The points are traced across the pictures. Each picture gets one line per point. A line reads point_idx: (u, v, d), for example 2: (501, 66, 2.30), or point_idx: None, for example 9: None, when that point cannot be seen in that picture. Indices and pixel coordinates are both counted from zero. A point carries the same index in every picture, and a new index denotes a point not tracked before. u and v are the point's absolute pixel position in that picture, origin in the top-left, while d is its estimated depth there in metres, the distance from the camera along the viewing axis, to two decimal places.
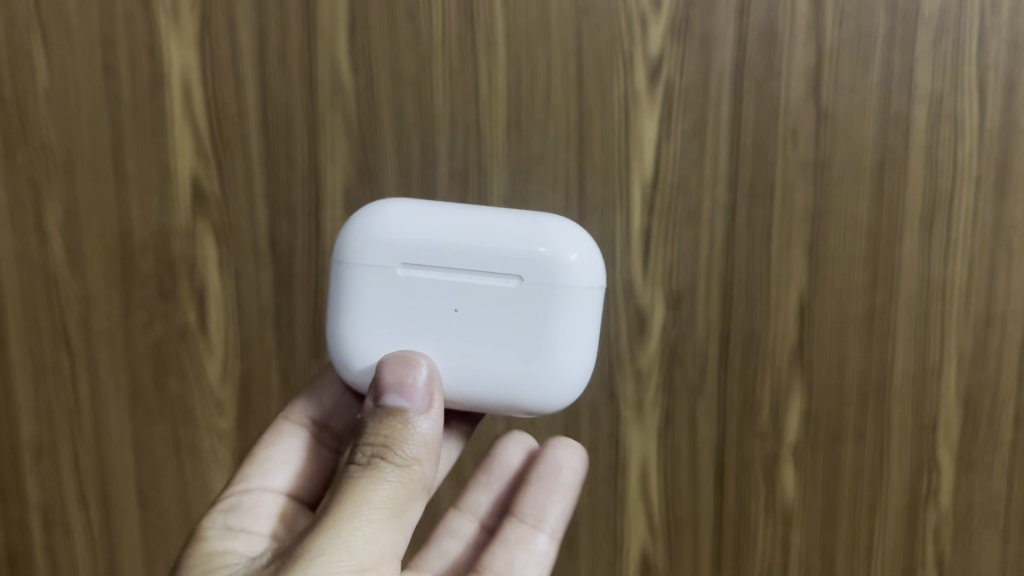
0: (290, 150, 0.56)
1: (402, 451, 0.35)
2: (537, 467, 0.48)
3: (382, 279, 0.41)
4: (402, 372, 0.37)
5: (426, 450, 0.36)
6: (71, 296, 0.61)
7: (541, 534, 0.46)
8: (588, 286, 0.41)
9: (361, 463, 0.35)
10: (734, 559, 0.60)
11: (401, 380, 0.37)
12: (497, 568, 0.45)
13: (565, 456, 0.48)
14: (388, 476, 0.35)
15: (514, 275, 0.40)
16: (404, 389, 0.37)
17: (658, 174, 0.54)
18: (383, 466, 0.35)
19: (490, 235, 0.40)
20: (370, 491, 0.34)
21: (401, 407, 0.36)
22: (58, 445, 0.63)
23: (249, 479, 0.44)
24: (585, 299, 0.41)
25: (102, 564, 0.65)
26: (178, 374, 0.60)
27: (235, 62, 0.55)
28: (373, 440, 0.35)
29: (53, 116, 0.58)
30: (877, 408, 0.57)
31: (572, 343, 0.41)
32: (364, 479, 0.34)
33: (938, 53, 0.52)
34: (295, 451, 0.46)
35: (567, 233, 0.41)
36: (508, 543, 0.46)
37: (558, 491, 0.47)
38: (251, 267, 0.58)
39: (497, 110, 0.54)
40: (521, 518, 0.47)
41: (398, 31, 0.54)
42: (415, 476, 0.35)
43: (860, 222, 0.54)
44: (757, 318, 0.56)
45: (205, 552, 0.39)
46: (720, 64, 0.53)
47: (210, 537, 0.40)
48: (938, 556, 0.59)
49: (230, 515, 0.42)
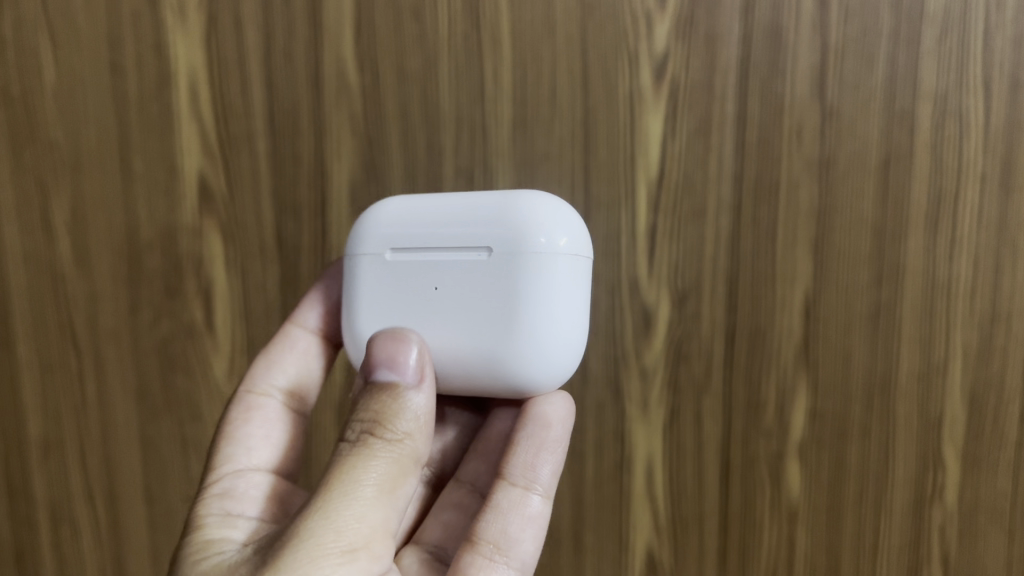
0: (297, 149, 0.56)
1: (392, 427, 0.35)
2: (522, 427, 0.44)
3: (372, 264, 0.42)
4: (392, 348, 0.37)
5: (417, 424, 0.35)
6: (78, 294, 0.61)
7: (533, 496, 0.44)
8: (566, 259, 0.39)
9: (351, 440, 0.34)
10: (739, 558, 0.60)
11: (392, 356, 0.37)
12: (491, 538, 0.43)
13: (553, 410, 0.44)
14: (378, 453, 0.34)
15: (488, 248, 0.40)
16: (395, 363, 0.37)
17: (663, 172, 0.54)
18: (374, 441, 0.34)
19: (467, 213, 0.41)
20: (359, 470, 0.33)
21: (391, 381, 0.36)
22: (64, 444, 0.63)
23: (230, 463, 0.42)
24: (563, 272, 0.39)
25: (109, 562, 0.65)
26: (185, 372, 0.61)
27: (242, 61, 0.55)
28: (363, 417, 0.35)
29: (61, 115, 0.58)
30: (882, 405, 0.57)
31: (554, 318, 0.39)
32: (354, 458, 0.34)
33: (943, 51, 0.52)
34: (271, 424, 0.45)
35: (544, 208, 0.40)
36: (501, 510, 0.44)
37: (547, 449, 0.44)
38: (257, 265, 0.58)
39: (502, 108, 0.54)
40: (512, 481, 0.44)
41: (404, 30, 0.54)
42: (406, 451, 0.35)
43: (865, 220, 0.55)
44: (762, 316, 0.56)
45: (204, 538, 0.37)
46: (725, 64, 0.53)
47: (207, 524, 0.38)
48: (944, 555, 0.59)
49: (224, 498, 0.40)
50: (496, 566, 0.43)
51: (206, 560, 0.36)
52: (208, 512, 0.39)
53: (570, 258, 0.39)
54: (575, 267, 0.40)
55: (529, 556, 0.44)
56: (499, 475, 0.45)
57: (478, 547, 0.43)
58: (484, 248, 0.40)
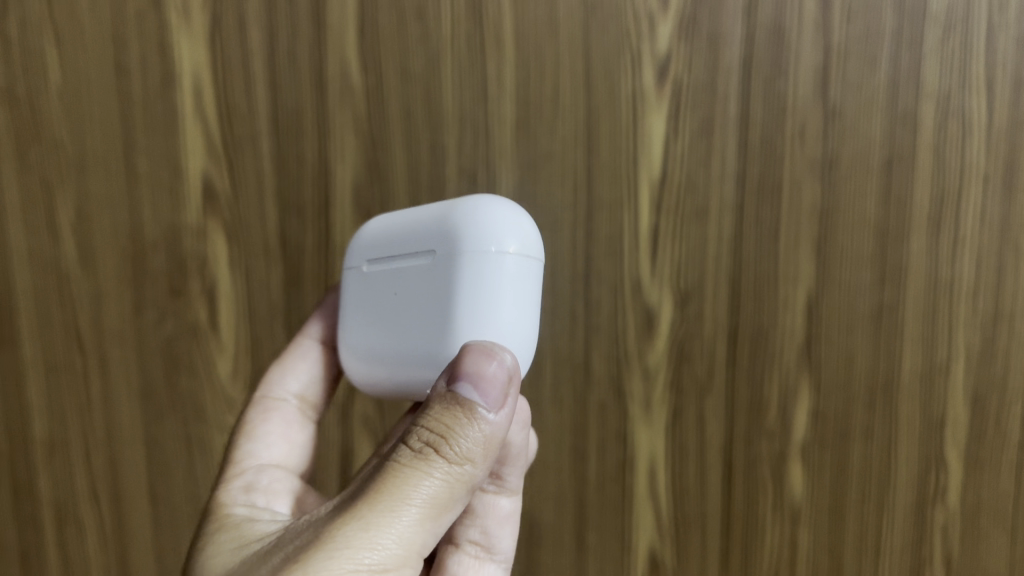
0: (300, 149, 0.56)
1: (456, 446, 0.31)
2: None
3: (357, 277, 0.43)
4: (480, 361, 0.32)
5: (483, 449, 0.31)
6: (83, 294, 0.61)
7: (504, 496, 0.44)
8: (503, 257, 0.35)
9: (412, 448, 0.31)
10: (741, 558, 0.60)
11: (480, 370, 0.31)
12: (474, 539, 0.43)
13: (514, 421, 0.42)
14: (435, 472, 0.30)
15: (430, 250, 0.37)
16: (480, 381, 0.31)
17: (666, 172, 0.54)
18: (432, 458, 0.31)
19: (421, 218, 0.39)
20: (412, 485, 0.30)
21: (471, 399, 0.31)
22: (69, 443, 0.64)
23: (252, 458, 0.43)
24: (498, 270, 0.35)
25: (113, 561, 0.65)
26: (188, 372, 0.61)
27: (246, 61, 0.55)
28: (431, 425, 0.31)
29: (66, 115, 0.58)
30: (884, 406, 0.57)
31: (488, 317, 0.35)
32: (411, 469, 0.30)
33: (946, 52, 0.52)
34: (290, 424, 0.46)
35: (490, 206, 0.36)
36: (478, 513, 0.43)
37: (512, 452, 0.43)
38: (261, 265, 0.58)
39: (505, 109, 0.55)
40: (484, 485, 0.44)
41: (407, 31, 0.54)
42: (463, 476, 0.31)
43: (868, 220, 0.55)
44: (765, 316, 0.56)
45: (231, 525, 0.37)
46: (728, 64, 0.53)
47: (233, 515, 0.38)
48: (946, 555, 0.59)
49: (250, 492, 0.40)
50: (484, 563, 0.44)
51: (231, 551, 0.35)
52: (233, 505, 0.39)
53: (501, 254, 0.35)
54: (518, 267, 0.35)
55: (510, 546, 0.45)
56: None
57: (462, 547, 0.43)
58: (428, 250, 0.38)
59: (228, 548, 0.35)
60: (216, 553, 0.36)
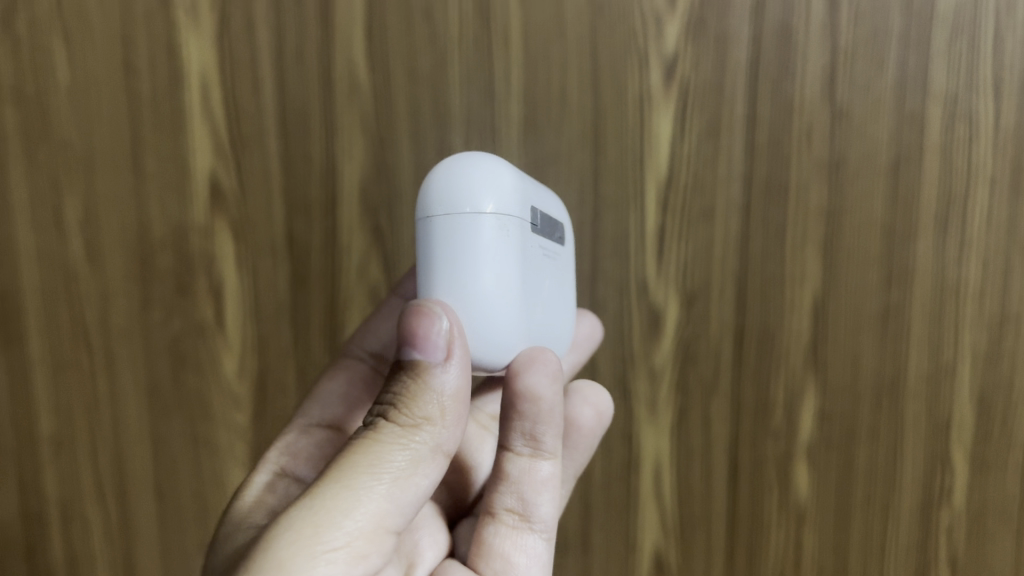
0: (308, 149, 0.56)
1: (408, 410, 0.33)
2: (513, 405, 0.40)
3: None
4: (414, 318, 0.32)
5: (440, 410, 0.33)
6: (91, 291, 0.61)
7: (543, 460, 0.43)
8: (473, 214, 0.34)
9: (368, 422, 0.33)
10: (746, 560, 0.60)
11: (412, 331, 0.32)
12: (511, 508, 0.43)
13: (541, 375, 0.38)
14: (389, 439, 0.32)
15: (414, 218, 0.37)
16: (416, 339, 0.32)
17: (672, 173, 0.55)
18: (384, 427, 0.33)
19: None
20: (365, 456, 0.32)
21: (415, 360, 0.32)
22: (76, 441, 0.64)
23: (304, 418, 0.46)
24: (464, 225, 0.34)
25: (119, 557, 0.66)
26: (196, 370, 0.61)
27: (253, 60, 0.55)
28: (385, 396, 0.33)
29: (73, 111, 0.58)
30: (891, 408, 0.57)
31: (465, 278, 0.34)
32: (365, 440, 0.32)
33: (953, 54, 0.52)
34: (352, 384, 0.49)
35: (483, 166, 0.36)
36: (512, 481, 0.43)
37: (545, 417, 0.41)
38: (268, 264, 0.58)
39: (512, 109, 0.55)
40: (518, 450, 0.42)
41: (414, 31, 0.54)
42: (422, 437, 0.33)
43: (874, 222, 0.55)
44: (771, 316, 0.56)
45: (242, 502, 0.41)
46: (734, 64, 0.53)
47: (253, 485, 0.42)
48: (952, 556, 0.59)
49: (278, 454, 0.44)
50: (526, 532, 0.44)
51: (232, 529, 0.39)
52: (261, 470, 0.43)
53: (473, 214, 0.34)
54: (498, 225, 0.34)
55: (553, 516, 0.44)
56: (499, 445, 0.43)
57: (498, 517, 0.43)
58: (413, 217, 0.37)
59: (225, 531, 0.39)
60: (223, 525, 0.40)
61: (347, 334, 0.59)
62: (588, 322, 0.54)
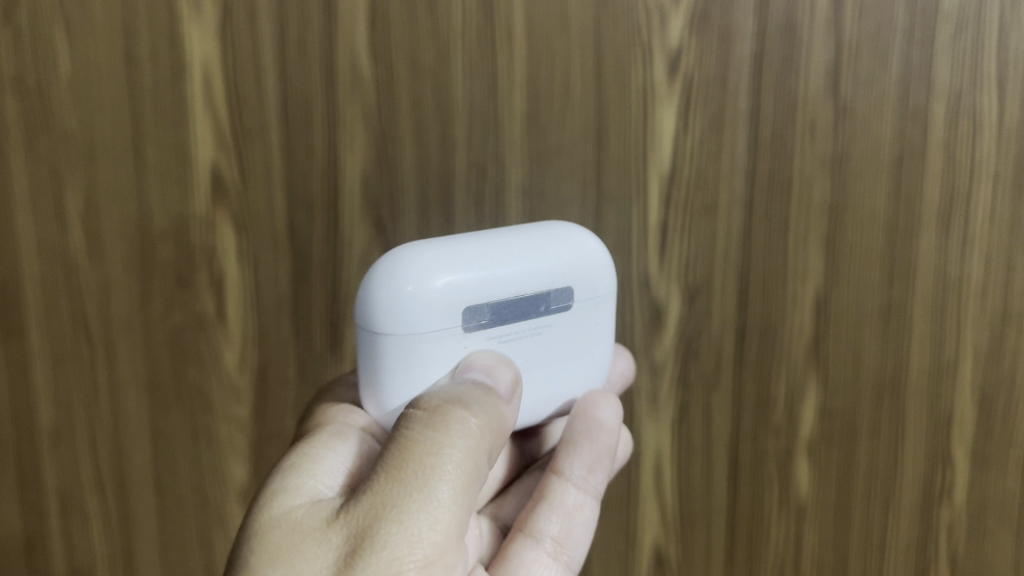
0: (310, 141, 0.56)
1: (465, 416, 0.36)
2: (584, 437, 0.47)
3: (396, 252, 0.42)
4: (493, 360, 0.41)
5: (497, 421, 0.38)
6: (90, 283, 0.61)
7: (590, 498, 0.48)
8: (398, 274, 0.40)
9: (427, 416, 0.36)
10: (746, 556, 0.60)
11: (489, 366, 0.40)
12: (553, 535, 0.47)
13: (610, 413, 0.47)
14: (456, 441, 0.35)
15: (445, 280, 0.40)
16: (490, 372, 0.40)
17: (675, 167, 0.54)
18: (449, 429, 0.35)
19: (486, 256, 0.42)
20: (439, 458, 0.35)
21: (487, 382, 0.39)
22: (75, 433, 0.63)
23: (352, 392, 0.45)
24: (382, 281, 0.40)
25: (117, 550, 0.66)
26: (196, 363, 0.61)
27: (256, 51, 0.55)
28: (439, 402, 0.37)
29: (74, 102, 0.58)
30: (892, 404, 0.57)
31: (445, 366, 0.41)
32: (434, 442, 0.35)
33: (958, 48, 0.52)
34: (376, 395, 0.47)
35: (452, 242, 0.43)
36: (561, 507, 0.48)
37: (605, 459, 0.48)
38: (269, 256, 0.58)
39: (514, 102, 0.54)
40: (574, 481, 0.48)
41: (417, 23, 0.54)
42: (478, 440, 0.36)
43: (877, 218, 0.54)
44: (772, 312, 0.56)
45: (298, 457, 0.39)
46: (738, 59, 0.53)
47: (311, 442, 0.40)
48: (952, 554, 0.59)
49: (349, 414, 0.42)
50: (559, 562, 0.47)
51: (288, 493, 0.37)
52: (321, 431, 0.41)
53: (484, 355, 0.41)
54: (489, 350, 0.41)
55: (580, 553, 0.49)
56: (556, 469, 0.48)
57: (539, 541, 0.47)
58: (444, 279, 0.40)
59: (278, 488, 0.37)
60: (276, 485, 0.37)
61: (348, 328, 0.59)
62: (625, 362, 0.54)
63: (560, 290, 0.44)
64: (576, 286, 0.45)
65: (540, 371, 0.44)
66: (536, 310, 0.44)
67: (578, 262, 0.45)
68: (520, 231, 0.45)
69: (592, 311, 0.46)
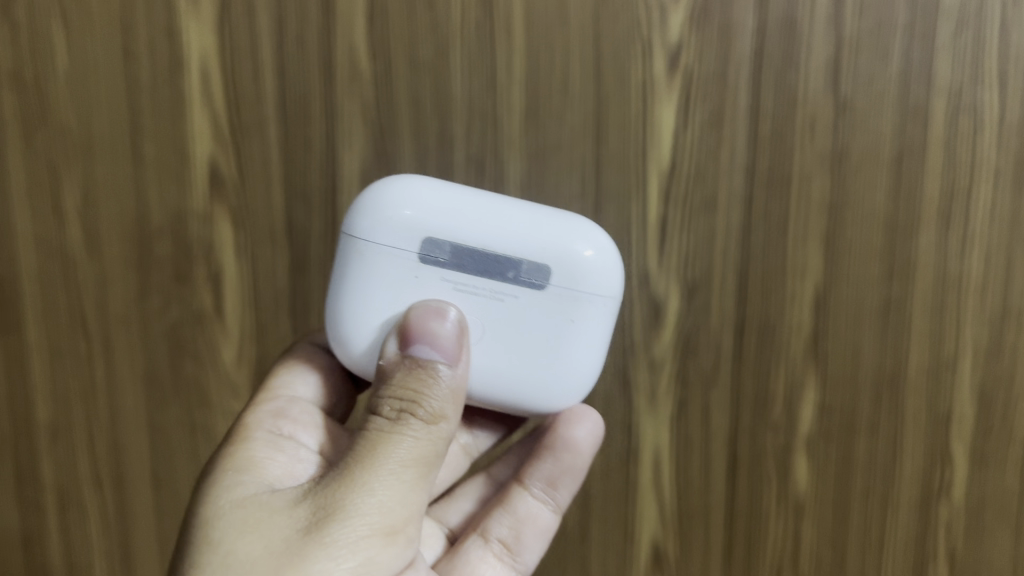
0: (308, 135, 0.56)
1: (427, 406, 0.37)
2: (552, 446, 0.49)
3: (403, 179, 0.43)
4: (436, 327, 0.39)
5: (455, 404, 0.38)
6: (88, 278, 0.60)
7: (548, 508, 0.50)
8: (385, 199, 0.42)
9: (389, 417, 0.36)
10: (744, 552, 0.60)
11: (434, 336, 0.38)
12: (502, 538, 0.49)
13: (583, 432, 0.48)
14: (416, 434, 0.36)
15: (414, 214, 0.42)
16: (436, 344, 0.38)
17: (675, 163, 0.54)
18: (409, 423, 0.36)
19: (474, 208, 0.42)
20: (398, 450, 0.36)
21: (432, 359, 0.38)
22: (73, 429, 0.63)
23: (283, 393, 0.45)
24: (372, 199, 0.43)
25: (115, 546, 0.66)
26: (194, 358, 0.61)
27: (254, 45, 0.55)
28: (401, 395, 0.37)
29: (72, 97, 0.57)
30: (891, 401, 0.57)
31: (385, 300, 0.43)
32: (394, 436, 0.36)
33: (958, 44, 0.52)
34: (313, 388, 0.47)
35: (454, 188, 0.43)
36: (518, 513, 0.50)
37: (570, 474, 0.50)
38: (267, 252, 0.58)
39: (514, 96, 0.54)
40: (534, 491, 0.50)
41: (416, 18, 0.54)
42: (440, 431, 0.37)
43: (877, 215, 0.54)
44: (771, 309, 0.56)
45: (240, 460, 0.40)
46: (739, 54, 0.52)
47: (251, 446, 0.41)
48: (950, 550, 0.59)
49: (279, 418, 0.43)
50: (503, 565, 0.49)
51: (239, 491, 0.38)
52: (256, 433, 0.42)
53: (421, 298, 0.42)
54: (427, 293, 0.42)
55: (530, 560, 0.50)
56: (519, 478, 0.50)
57: (488, 543, 0.49)
58: (414, 212, 0.42)
59: (227, 486, 0.38)
60: (225, 484, 0.38)
61: None
62: None
63: (535, 264, 0.42)
64: (558, 272, 0.42)
65: (490, 335, 0.43)
66: (502, 274, 0.42)
67: (565, 250, 0.42)
68: (533, 208, 0.44)
69: (575, 303, 0.43)
